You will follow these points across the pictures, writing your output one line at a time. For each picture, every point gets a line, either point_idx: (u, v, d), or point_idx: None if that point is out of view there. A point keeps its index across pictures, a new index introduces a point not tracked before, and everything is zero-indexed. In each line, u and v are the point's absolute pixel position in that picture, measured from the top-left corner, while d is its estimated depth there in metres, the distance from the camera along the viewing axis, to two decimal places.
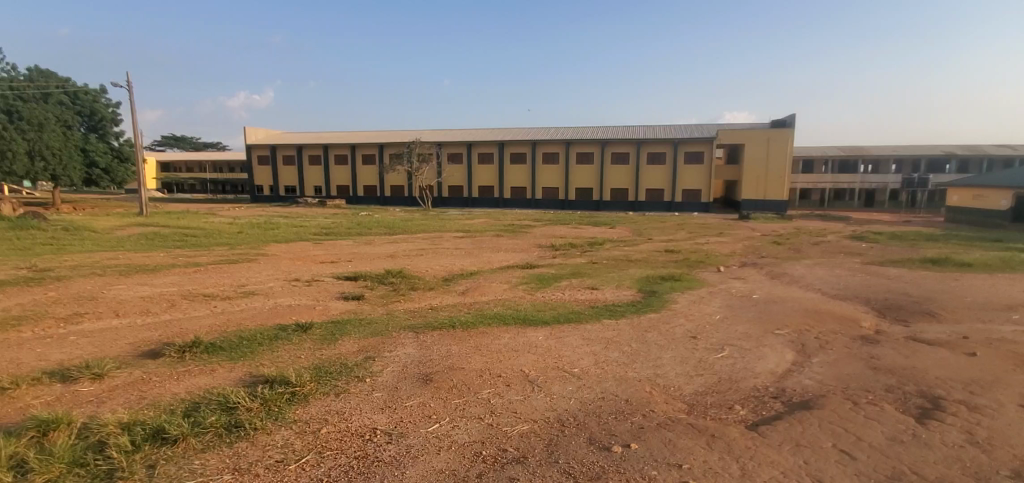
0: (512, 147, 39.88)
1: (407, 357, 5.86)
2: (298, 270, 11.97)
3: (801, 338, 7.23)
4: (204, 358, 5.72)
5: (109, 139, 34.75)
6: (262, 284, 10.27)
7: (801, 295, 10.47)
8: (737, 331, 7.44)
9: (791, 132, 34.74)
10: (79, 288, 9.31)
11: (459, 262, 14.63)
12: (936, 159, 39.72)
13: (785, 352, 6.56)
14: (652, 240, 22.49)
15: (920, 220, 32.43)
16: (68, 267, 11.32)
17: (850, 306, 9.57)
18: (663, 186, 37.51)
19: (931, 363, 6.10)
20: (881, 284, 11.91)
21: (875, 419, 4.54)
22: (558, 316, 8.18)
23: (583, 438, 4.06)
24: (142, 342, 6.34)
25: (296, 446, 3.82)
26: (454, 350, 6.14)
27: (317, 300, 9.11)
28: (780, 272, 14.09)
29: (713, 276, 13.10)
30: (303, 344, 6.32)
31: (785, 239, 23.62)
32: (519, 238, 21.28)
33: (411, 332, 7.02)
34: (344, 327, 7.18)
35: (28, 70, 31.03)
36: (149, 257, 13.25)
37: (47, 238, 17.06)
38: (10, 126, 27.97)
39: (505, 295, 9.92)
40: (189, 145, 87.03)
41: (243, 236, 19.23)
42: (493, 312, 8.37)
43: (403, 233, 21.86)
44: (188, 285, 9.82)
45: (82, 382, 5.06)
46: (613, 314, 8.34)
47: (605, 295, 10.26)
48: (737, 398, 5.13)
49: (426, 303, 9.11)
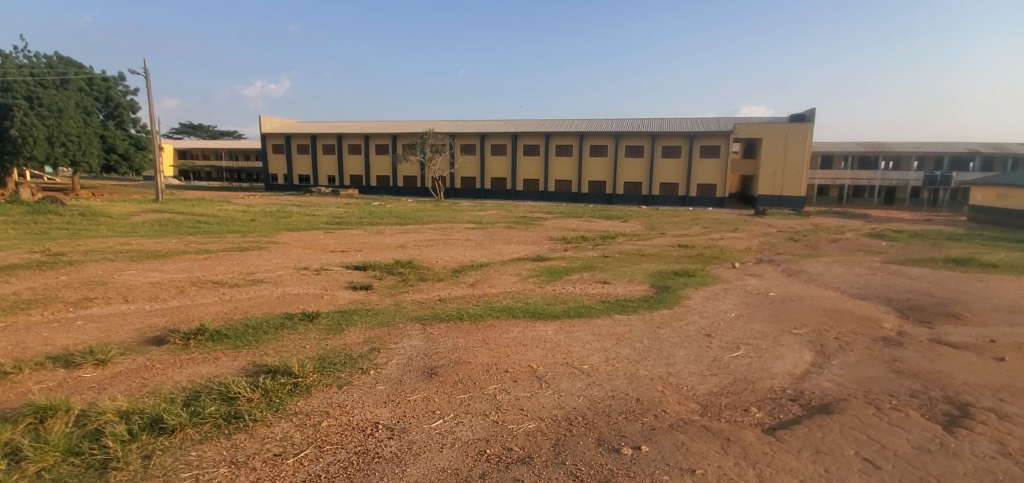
0: (526, 139, 39.57)
1: (413, 349, 5.76)
2: (307, 259, 11.92)
3: (820, 338, 6.98)
4: (208, 346, 5.66)
5: (126, 127, 35.11)
6: (271, 272, 10.23)
7: (819, 293, 10.17)
8: (753, 329, 7.21)
9: (810, 126, 33.97)
10: (90, 273, 9.33)
11: (470, 253, 14.51)
12: (959, 157, 38.62)
13: (803, 353, 6.33)
14: (665, 235, 22.16)
15: (942, 218, 31.60)
16: (81, 252, 11.39)
17: (870, 306, 9.26)
18: (677, 180, 36.98)
19: (958, 367, 5.83)
20: (902, 284, 11.54)
21: (900, 426, 4.33)
22: (568, 310, 8.01)
23: (591, 439, 3.90)
24: (148, 329, 6.31)
25: (295, 440, 3.72)
26: (461, 343, 6.02)
27: (325, 289, 9.03)
28: (798, 270, 13.74)
29: (728, 273, 12.79)
30: (309, 334, 6.23)
31: (803, 236, 23.13)
32: (530, 230, 21.08)
33: (418, 323, 6.91)
34: (351, 317, 7.11)
35: (48, 57, 31.32)
36: (161, 243, 13.32)
37: (64, 223, 17.24)
38: (30, 112, 28.28)
39: (515, 288, 9.76)
40: (206, 134, 87.75)
41: (255, 224, 19.31)
42: (501, 304, 8.23)
43: (414, 224, 21.79)
44: (198, 272, 9.81)
45: (85, 368, 5.01)
46: (625, 309, 8.14)
47: (617, 289, 10.05)
48: (753, 399, 4.94)
49: (434, 294, 8.99)
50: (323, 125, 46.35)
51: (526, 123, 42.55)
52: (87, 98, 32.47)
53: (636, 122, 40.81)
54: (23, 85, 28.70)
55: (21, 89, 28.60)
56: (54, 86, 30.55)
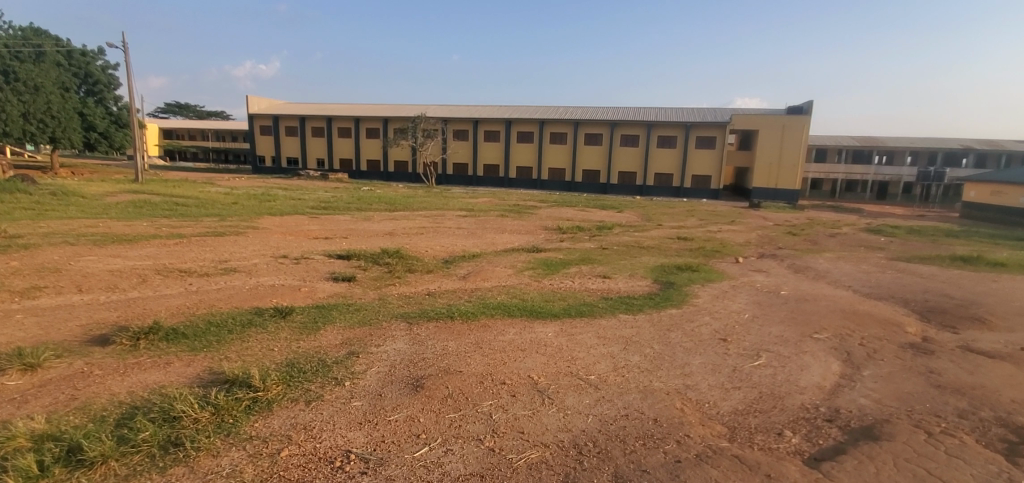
0: (520, 125, 38.60)
1: (398, 353, 5.08)
2: (287, 246, 11.12)
3: (845, 344, 6.42)
4: (161, 348, 4.91)
5: (108, 104, 33.59)
6: (245, 260, 9.42)
7: (832, 292, 9.62)
8: (771, 333, 6.60)
9: (807, 119, 33.43)
10: (44, 258, 8.48)
11: (462, 242, 13.80)
12: (953, 153, 38.32)
13: (830, 362, 5.76)
14: (662, 226, 21.56)
15: (934, 215, 31.29)
16: (40, 234, 10.50)
17: (887, 307, 8.76)
18: (672, 171, 36.39)
19: (1000, 383, 5.41)
20: (915, 284, 11.01)
21: (961, 457, 3.87)
22: (568, 308, 7.35)
23: (607, 475, 3.25)
24: (95, 325, 5.52)
25: (245, 475, 3.01)
26: (452, 348, 5.31)
27: (304, 280, 8.27)
28: (804, 266, 13.18)
29: (732, 268, 12.19)
30: (279, 334, 5.50)
31: (801, 229, 22.62)
32: (524, 219, 20.34)
33: (404, 322, 6.22)
34: (330, 313, 6.40)
35: (22, 28, 29.80)
36: (131, 226, 12.43)
37: (31, 202, 16.21)
38: (5, 87, 27.14)
39: (510, 282, 9.05)
40: (192, 113, 85.51)
41: (236, 207, 18.34)
42: (496, 301, 7.52)
43: (404, 210, 21.02)
44: (166, 259, 9.00)
45: (8, 375, 4.21)
46: (630, 308, 7.48)
47: (619, 285, 9.38)
48: (784, 420, 4.33)
49: (423, 288, 8.28)
50: (312, 107, 45.01)
51: (520, 110, 41.59)
52: (65, 73, 31.05)
53: (632, 111, 40.07)
54: None
55: None
56: (31, 60, 29.25)
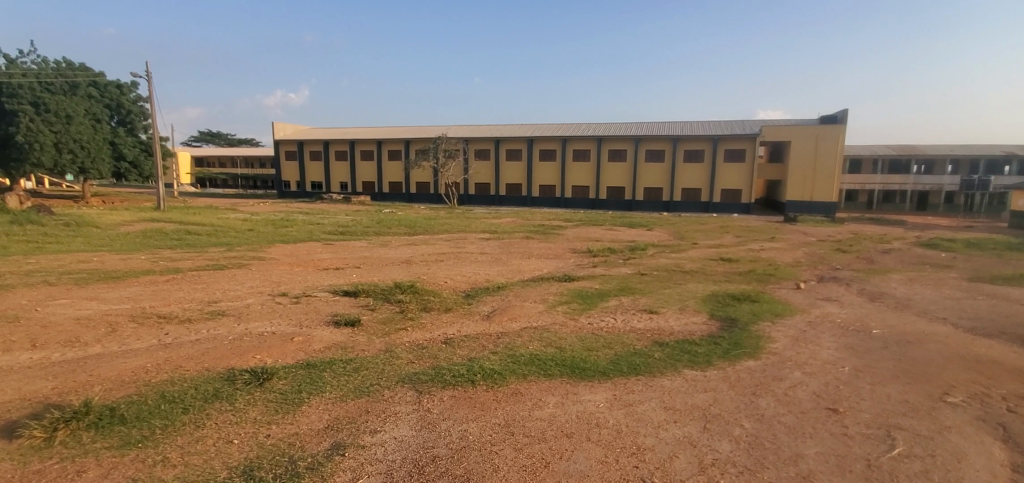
0: (543, 143, 37.46)
1: (401, 448, 3.68)
2: (290, 281, 9.94)
3: (995, 414, 4.77)
4: (83, 445, 3.65)
5: (138, 133, 33.81)
6: (237, 301, 8.20)
7: (930, 329, 7.85)
8: (890, 398, 5.00)
9: (843, 128, 31.35)
10: (10, 303, 7.47)
11: (484, 270, 12.51)
12: (997, 160, 35.70)
13: (990, 446, 4.15)
14: (699, 246, 19.84)
15: (987, 225, 28.79)
16: (24, 272, 9.60)
17: (1009, 348, 6.99)
18: (701, 186, 34.60)
19: None
20: (1020, 313, 9.14)
21: None
22: (618, 361, 5.85)
23: None
24: (17, 404, 4.32)
25: None
26: (473, 436, 3.88)
27: (300, 327, 6.96)
28: (877, 292, 11.33)
29: (796, 297, 10.46)
30: (247, 415, 4.18)
31: (849, 245, 20.67)
32: (551, 241, 18.93)
33: (412, 388, 4.85)
34: (320, 377, 5.07)
35: (56, 62, 30.14)
36: (127, 260, 11.48)
37: (40, 234, 15.61)
38: (37, 117, 26.97)
39: (542, 322, 7.59)
40: (224, 141, 87.78)
41: (249, 235, 17.48)
42: (526, 352, 6.05)
43: (424, 234, 19.89)
44: (148, 302, 7.86)
45: None
46: (695, 361, 5.94)
47: (670, 323, 7.83)
48: None
49: (439, 333, 6.90)
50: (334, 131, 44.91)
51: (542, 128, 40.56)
52: (97, 104, 31.21)
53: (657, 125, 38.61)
54: (31, 91, 27.46)
55: (29, 95, 27.35)
56: (63, 92, 29.35)
